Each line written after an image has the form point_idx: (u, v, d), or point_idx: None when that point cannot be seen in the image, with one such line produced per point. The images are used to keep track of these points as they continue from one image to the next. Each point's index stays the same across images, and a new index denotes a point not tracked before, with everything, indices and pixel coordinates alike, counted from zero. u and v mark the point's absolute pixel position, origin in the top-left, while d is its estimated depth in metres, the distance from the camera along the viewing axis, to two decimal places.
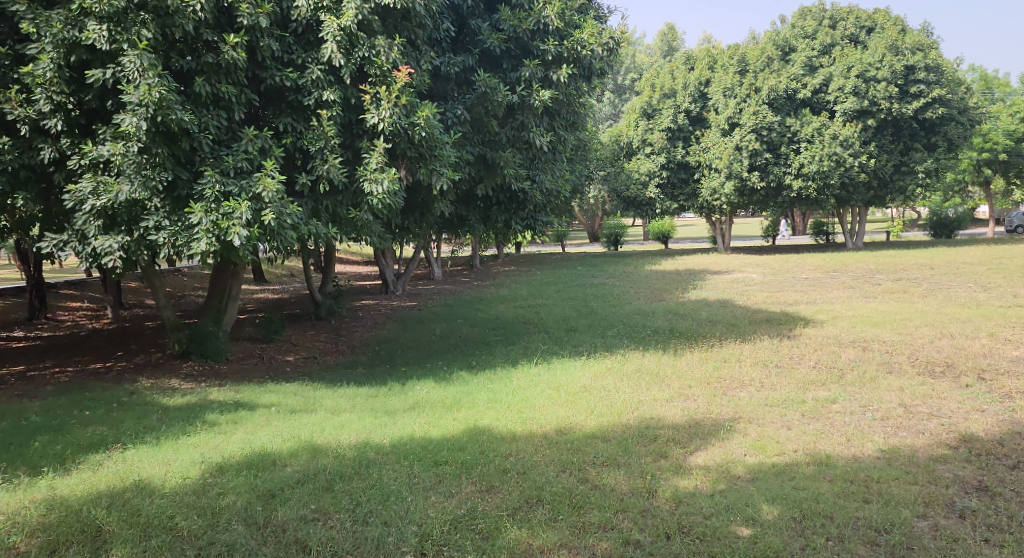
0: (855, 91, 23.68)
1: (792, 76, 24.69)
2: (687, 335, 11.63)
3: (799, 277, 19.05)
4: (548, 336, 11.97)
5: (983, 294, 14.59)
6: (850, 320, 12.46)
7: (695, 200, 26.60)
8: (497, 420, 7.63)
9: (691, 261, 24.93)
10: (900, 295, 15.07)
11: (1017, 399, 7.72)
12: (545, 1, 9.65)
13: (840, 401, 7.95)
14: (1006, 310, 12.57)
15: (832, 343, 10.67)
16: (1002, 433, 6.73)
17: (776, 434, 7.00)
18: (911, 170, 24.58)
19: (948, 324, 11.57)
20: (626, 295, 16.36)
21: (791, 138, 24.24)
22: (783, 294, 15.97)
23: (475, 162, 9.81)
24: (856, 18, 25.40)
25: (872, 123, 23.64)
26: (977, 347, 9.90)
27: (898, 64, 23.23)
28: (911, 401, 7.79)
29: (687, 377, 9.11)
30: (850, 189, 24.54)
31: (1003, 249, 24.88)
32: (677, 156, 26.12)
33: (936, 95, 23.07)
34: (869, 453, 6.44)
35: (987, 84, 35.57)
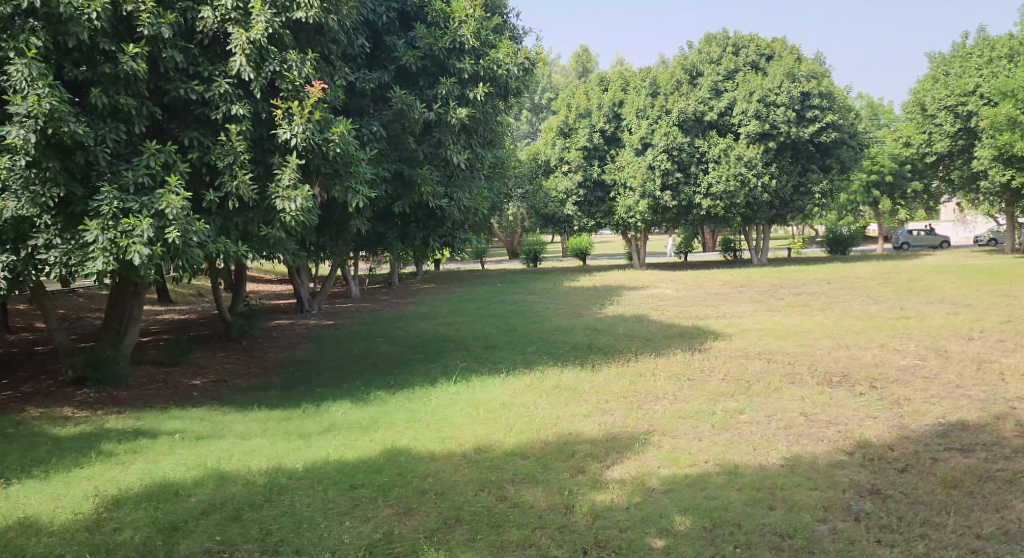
0: (757, 114, 24.85)
1: (700, 99, 25.58)
2: (603, 351, 11.85)
3: (710, 293, 19.72)
4: (468, 353, 11.95)
5: (875, 307, 15.52)
6: (757, 333, 12.98)
7: (611, 218, 27.04)
8: (416, 440, 7.55)
9: (608, 277, 25.40)
10: (801, 309, 15.83)
11: (905, 405, 8.21)
12: (460, 21, 9.78)
13: (747, 411, 8.24)
14: (895, 322, 13.41)
15: (740, 356, 11.07)
16: (893, 438, 7.14)
17: (688, 445, 7.20)
18: (809, 191, 26.07)
19: (845, 336, 12.22)
20: (545, 311, 16.54)
21: (700, 159, 25.21)
22: (694, 309, 16.49)
23: (392, 179, 9.73)
24: (755, 46, 26.83)
25: (773, 145, 24.90)
26: (871, 357, 10.49)
27: (795, 90, 24.87)
28: (811, 411, 8.16)
29: (604, 392, 9.27)
30: (755, 208, 25.73)
31: (894, 265, 26.52)
32: (592, 174, 26.49)
33: (829, 120, 24.94)
34: (774, 462, 6.70)
35: (873, 110, 38.08)
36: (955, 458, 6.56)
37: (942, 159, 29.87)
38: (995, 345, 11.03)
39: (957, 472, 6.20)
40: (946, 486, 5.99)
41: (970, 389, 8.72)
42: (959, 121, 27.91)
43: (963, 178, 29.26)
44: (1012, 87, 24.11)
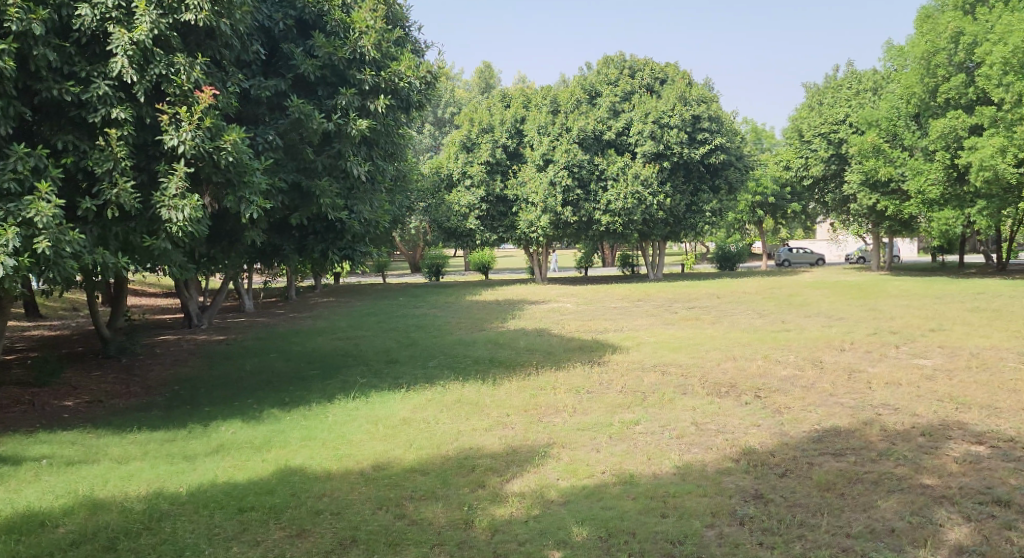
0: (652, 135, 25.77)
1: (599, 118, 26.27)
2: (505, 364, 11.89)
3: (608, 307, 20.21)
4: (367, 368, 11.72)
5: (760, 320, 16.34)
6: (652, 346, 13.36)
7: (513, 232, 27.25)
8: (311, 458, 7.32)
9: (511, 291, 25.58)
10: (693, 322, 16.46)
11: (787, 413, 8.65)
12: (361, 31, 9.65)
13: (642, 422, 8.46)
14: (778, 334, 14.17)
15: (637, 368, 11.37)
16: (775, 445, 7.51)
17: (586, 456, 7.31)
18: (701, 209, 27.27)
19: (733, 348, 12.78)
20: (447, 325, 16.48)
21: (599, 176, 25.86)
22: (593, 322, 16.84)
23: (290, 191, 9.46)
24: (651, 69, 27.85)
25: (668, 164, 25.88)
26: (756, 368, 11.02)
27: (688, 113, 25.99)
28: (701, 420, 8.47)
29: (505, 405, 9.29)
30: (650, 225, 26.62)
31: (778, 280, 28.02)
32: (495, 189, 26.62)
33: (718, 143, 26.27)
34: (666, 470, 6.89)
35: (757, 134, 40.25)
36: (829, 462, 6.95)
37: (818, 182, 31.90)
38: (864, 356, 11.83)
39: (831, 475, 6.57)
40: (821, 489, 6.33)
41: (843, 397, 9.30)
42: (832, 147, 29.98)
43: (836, 201, 31.42)
44: (878, 117, 26.43)
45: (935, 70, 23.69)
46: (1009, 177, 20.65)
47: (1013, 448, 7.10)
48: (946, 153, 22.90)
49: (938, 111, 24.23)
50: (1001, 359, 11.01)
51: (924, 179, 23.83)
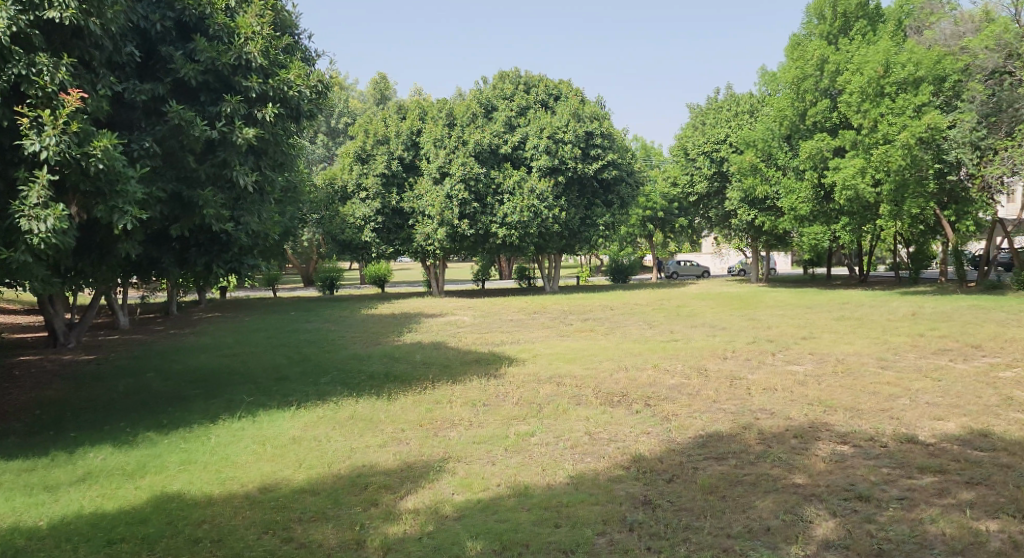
0: (547, 150, 26.25)
1: (494, 132, 26.44)
2: (399, 379, 11.71)
3: (505, 319, 20.32)
4: (254, 386, 11.24)
5: (650, 331, 16.88)
6: (547, 357, 13.51)
7: (410, 245, 26.93)
8: (191, 484, 6.92)
9: (407, 305, 25.28)
10: (586, 333, 16.78)
11: (674, 420, 8.95)
12: (246, 36, 9.28)
13: (537, 433, 8.53)
14: (666, 344, 14.67)
15: (532, 380, 11.46)
16: (663, 451, 7.73)
17: (481, 470, 7.28)
18: (595, 223, 28.00)
19: (624, 358, 13.11)
20: (341, 340, 16.08)
21: (496, 190, 26.01)
22: (489, 335, 16.87)
23: (169, 201, 8.98)
24: (545, 86, 28.40)
25: (562, 179, 26.42)
26: (646, 377, 11.35)
27: (581, 130, 26.69)
28: (594, 429, 8.62)
29: (400, 420, 9.13)
30: (546, 238, 27.06)
31: (666, 292, 29.06)
32: (391, 201, 26.25)
33: (610, 159, 27.14)
34: (560, 480, 6.96)
35: (646, 152, 41.76)
36: (712, 466, 7.22)
37: (702, 199, 33.43)
38: (744, 363, 12.42)
39: (713, 479, 6.83)
40: (705, 492, 6.56)
41: (725, 403, 9.71)
42: (714, 165, 31.53)
43: (718, 216, 33.02)
44: (755, 138, 27.75)
45: (804, 95, 25.35)
46: (868, 196, 22.37)
47: (873, 446, 7.63)
48: (814, 173, 24.52)
49: (806, 133, 25.94)
50: (864, 364, 11.84)
51: (795, 197, 25.40)
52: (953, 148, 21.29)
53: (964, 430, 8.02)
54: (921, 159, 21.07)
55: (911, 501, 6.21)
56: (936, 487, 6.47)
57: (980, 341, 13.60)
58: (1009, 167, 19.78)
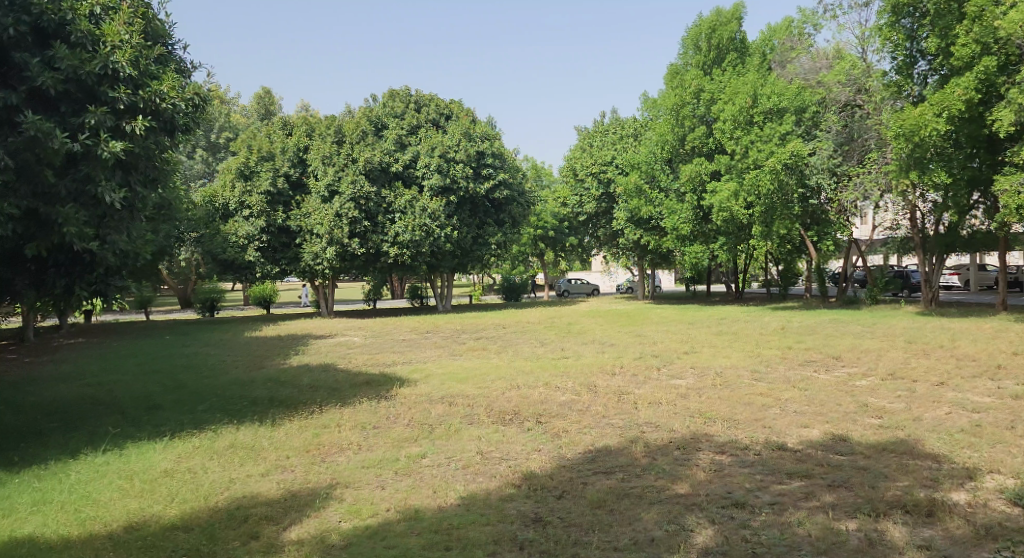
0: (439, 169, 26.27)
1: (385, 151, 26.16)
2: (285, 404, 11.28)
3: (397, 339, 20.03)
4: (123, 417, 10.53)
5: (542, 349, 17.08)
6: (440, 377, 13.39)
7: (297, 264, 26.11)
8: (45, 526, 6.38)
9: (293, 326, 24.48)
10: (479, 352, 16.76)
11: (564, 437, 9.06)
12: (114, 45, 8.79)
13: (429, 455, 8.42)
14: (557, 361, 14.88)
15: (424, 400, 11.32)
16: (553, 468, 7.81)
17: (371, 495, 7.09)
18: (486, 242, 28.19)
19: (516, 376, 13.18)
20: (222, 364, 15.34)
21: (387, 209, 25.67)
22: (381, 356, 16.56)
23: (23, 219, 8.35)
24: (436, 105, 28.47)
25: (454, 198, 26.48)
26: (537, 395, 11.45)
27: (472, 149, 26.94)
28: (486, 449, 8.60)
29: (284, 447, 8.79)
30: (439, 257, 27.02)
31: (556, 310, 29.51)
32: (277, 220, 25.36)
33: (501, 179, 27.53)
34: (451, 502, 6.88)
35: (537, 172, 42.47)
36: (600, 481, 7.35)
37: (592, 219, 34.36)
38: (631, 379, 12.76)
39: (601, 493, 6.95)
40: (593, 507, 6.66)
41: (613, 418, 9.93)
42: (601, 186, 32.52)
43: (606, 236, 34.03)
44: (639, 160, 28.78)
45: (683, 121, 26.58)
46: (741, 218, 23.52)
47: (748, 455, 8.00)
48: (694, 195, 25.68)
49: (685, 157, 27.15)
50: (740, 377, 12.43)
51: (676, 217, 26.51)
52: (815, 173, 23.06)
53: (828, 436, 8.56)
54: (787, 184, 22.51)
55: (782, 505, 6.56)
56: (803, 491, 6.86)
57: (841, 352, 14.60)
58: (861, 192, 21.89)
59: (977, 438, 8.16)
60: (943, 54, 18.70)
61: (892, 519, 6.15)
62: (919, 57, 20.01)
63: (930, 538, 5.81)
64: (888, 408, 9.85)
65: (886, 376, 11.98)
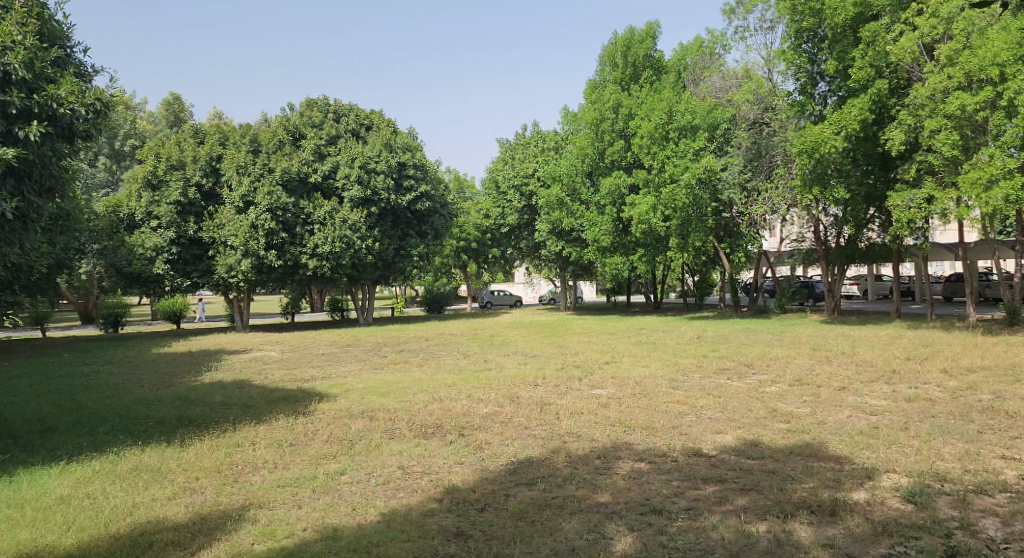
0: (359, 180, 25.99)
1: (303, 161, 25.58)
2: (194, 423, 10.82)
3: (315, 353, 19.57)
4: (14, 442, 9.88)
5: (464, 361, 17.00)
6: (360, 392, 13.13)
7: (209, 277, 25.20)
8: None
9: (206, 342, 23.57)
10: (401, 365, 16.54)
11: (486, 449, 9.03)
12: (6, 46, 8.34)
13: (348, 471, 8.24)
14: (479, 373, 14.84)
15: (343, 416, 11.07)
16: (475, 481, 7.77)
17: (286, 515, 6.87)
18: (408, 254, 28.01)
19: (438, 389, 13.06)
20: (128, 383, 14.59)
21: (305, 220, 25.09)
22: (299, 370, 16.12)
23: None
24: (356, 115, 28.20)
25: (375, 210, 26.24)
26: (460, 408, 11.37)
27: (393, 161, 26.83)
28: (407, 463, 8.48)
29: (194, 468, 8.43)
30: (359, 269, 26.66)
31: (479, 322, 29.47)
32: (188, 231, 24.37)
33: (423, 191, 27.49)
34: (371, 519, 6.74)
35: (460, 184, 42.45)
36: (522, 492, 7.36)
37: (514, 231, 34.60)
38: (553, 389, 12.84)
39: (523, 505, 6.94)
40: (516, 519, 6.65)
41: (535, 429, 9.96)
42: (524, 199, 32.81)
43: (528, 247, 34.31)
44: (560, 173, 29.11)
45: (602, 136, 27.14)
46: (659, 230, 24.10)
47: (666, 461, 8.17)
48: (614, 208, 26.16)
49: (605, 170, 27.69)
50: (658, 385, 12.70)
51: (597, 229, 26.98)
52: (726, 188, 23.90)
53: (740, 441, 8.83)
54: (701, 198, 23.25)
55: (697, 510, 6.72)
56: (718, 496, 7.04)
57: (752, 360, 15.14)
58: (769, 206, 23.30)
59: (875, 440, 8.58)
60: (842, 76, 19.81)
61: (799, 520, 6.39)
62: (819, 79, 21.17)
63: (833, 536, 6.06)
64: (795, 412, 10.25)
65: (793, 382, 12.49)
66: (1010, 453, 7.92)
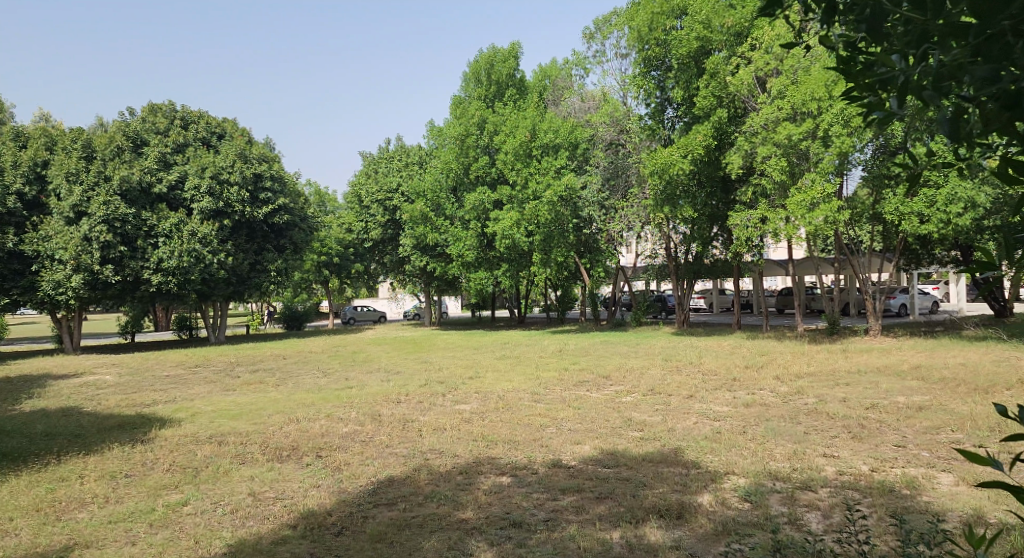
0: (210, 191, 24.76)
1: (146, 169, 23.90)
2: (10, 457, 9.73)
3: (159, 375, 18.24)
4: None
5: (323, 379, 16.44)
6: (208, 416, 12.35)
7: (33, 295, 22.70)
8: None
9: (29, 366, 21.36)
10: (255, 386, 15.72)
11: (344, 470, 8.76)
12: None
13: (192, 501, 7.72)
14: (338, 392, 14.40)
15: (189, 442, 10.38)
16: (332, 504, 7.51)
17: (117, 554, 6.32)
18: (265, 268, 26.88)
19: (294, 410, 12.54)
20: None
21: (148, 233, 23.46)
22: (138, 395, 14.92)
23: None
24: (205, 123, 26.90)
25: (228, 222, 25.11)
26: (318, 428, 10.97)
27: (248, 172, 25.81)
28: (259, 489, 8.06)
29: (9, 508, 7.58)
30: (210, 284, 25.26)
31: (339, 338, 28.65)
32: (6, 243, 21.82)
33: (280, 203, 26.64)
34: (216, 552, 6.33)
35: (321, 198, 41.32)
36: (381, 513, 7.19)
37: (377, 245, 34.08)
38: (416, 406, 12.67)
39: (382, 526, 6.77)
40: (373, 541, 6.47)
41: (397, 447, 9.79)
42: (387, 213, 32.47)
43: (393, 262, 33.85)
44: (424, 188, 28.90)
45: (467, 151, 27.41)
46: (522, 244, 24.57)
47: (526, 474, 8.25)
48: (478, 223, 26.41)
49: (469, 186, 27.90)
50: (520, 399, 12.85)
51: (461, 244, 26.97)
52: (586, 206, 24.71)
53: (597, 451, 9.09)
54: (562, 214, 23.90)
55: (555, 521, 6.82)
56: (575, 506, 7.19)
57: (609, 371, 15.66)
58: (626, 223, 24.40)
59: (717, 444, 9.11)
60: (687, 103, 21.16)
61: (649, 524, 6.64)
62: (667, 105, 22.41)
63: (679, 538, 6.34)
64: (648, 420, 10.69)
65: (647, 391, 13.03)
66: (831, 451, 8.64)
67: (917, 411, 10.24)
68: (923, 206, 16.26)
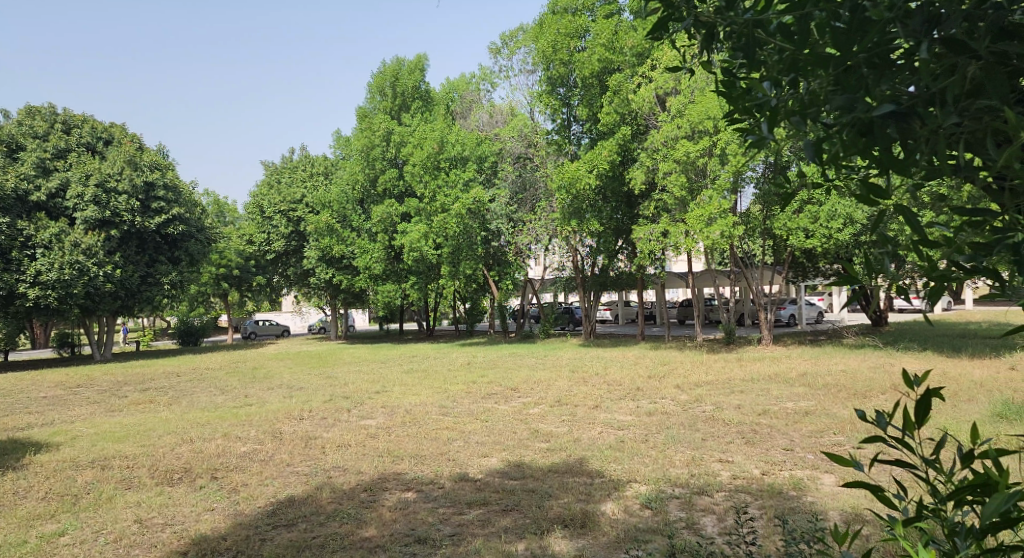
0: (95, 200, 23.41)
1: (22, 176, 22.43)
2: None
3: (35, 397, 16.96)
4: None
5: (220, 397, 15.76)
6: (90, 439, 11.58)
7: None
8: None
9: None
10: (144, 406, 14.88)
11: (240, 491, 8.40)
12: None
13: (70, 531, 7.20)
14: (236, 410, 13.82)
15: (68, 467, 9.69)
16: (226, 527, 7.18)
17: None
18: (157, 281, 25.56)
19: (187, 430, 11.94)
20: None
21: (24, 243, 21.90)
22: (11, 418, 13.81)
23: None
24: (90, 128, 25.48)
25: (115, 232, 23.75)
26: (213, 448, 10.48)
27: (138, 179, 24.61)
28: (146, 515, 7.61)
29: None
30: (95, 298, 23.74)
31: (239, 354, 27.54)
32: None
33: (174, 213, 25.45)
34: None
35: (220, 207, 39.80)
36: (280, 535, 6.92)
37: (280, 257, 33.10)
38: (319, 423, 12.32)
39: (280, 548, 6.51)
40: None
41: (298, 465, 9.48)
42: (291, 225, 31.65)
43: (296, 274, 32.94)
44: (330, 199, 28.32)
45: (373, 162, 27.13)
46: (430, 258, 24.41)
47: (432, 489, 8.15)
48: (385, 235, 26.14)
49: (376, 199, 27.68)
50: (426, 412, 12.71)
51: (368, 257, 26.44)
52: (494, 218, 24.82)
53: (504, 463, 9.08)
54: (470, 228, 23.89)
55: (460, 535, 6.75)
56: (480, 519, 7.14)
57: (516, 383, 15.73)
58: (534, 236, 24.70)
59: (620, 452, 9.28)
60: (592, 120, 21.67)
61: (553, 534, 6.66)
62: (573, 122, 22.86)
63: (583, 546, 6.39)
64: (553, 432, 10.79)
65: (553, 403, 13.15)
66: (726, 455, 8.96)
67: (803, 416, 10.77)
68: (807, 222, 17.27)
